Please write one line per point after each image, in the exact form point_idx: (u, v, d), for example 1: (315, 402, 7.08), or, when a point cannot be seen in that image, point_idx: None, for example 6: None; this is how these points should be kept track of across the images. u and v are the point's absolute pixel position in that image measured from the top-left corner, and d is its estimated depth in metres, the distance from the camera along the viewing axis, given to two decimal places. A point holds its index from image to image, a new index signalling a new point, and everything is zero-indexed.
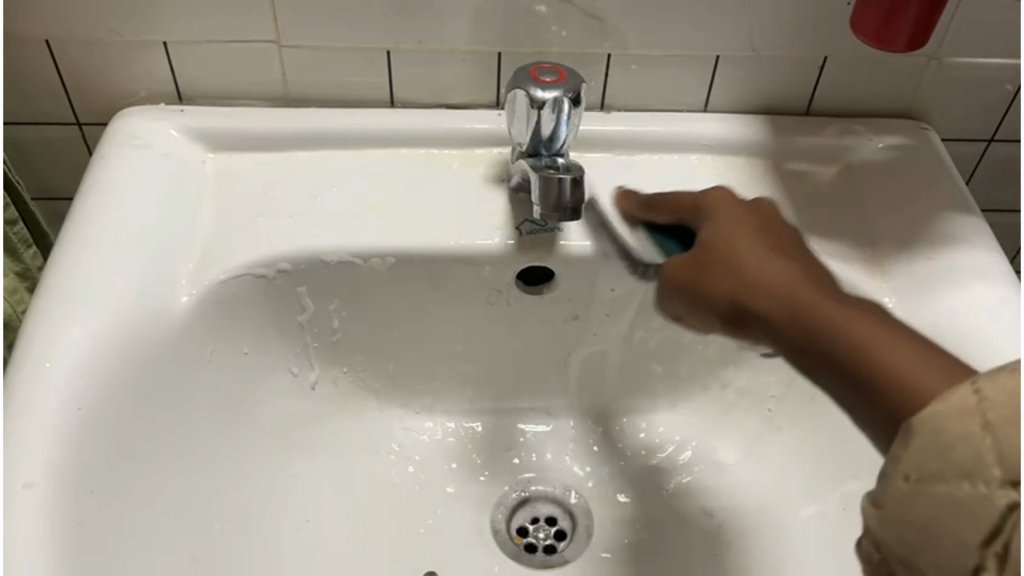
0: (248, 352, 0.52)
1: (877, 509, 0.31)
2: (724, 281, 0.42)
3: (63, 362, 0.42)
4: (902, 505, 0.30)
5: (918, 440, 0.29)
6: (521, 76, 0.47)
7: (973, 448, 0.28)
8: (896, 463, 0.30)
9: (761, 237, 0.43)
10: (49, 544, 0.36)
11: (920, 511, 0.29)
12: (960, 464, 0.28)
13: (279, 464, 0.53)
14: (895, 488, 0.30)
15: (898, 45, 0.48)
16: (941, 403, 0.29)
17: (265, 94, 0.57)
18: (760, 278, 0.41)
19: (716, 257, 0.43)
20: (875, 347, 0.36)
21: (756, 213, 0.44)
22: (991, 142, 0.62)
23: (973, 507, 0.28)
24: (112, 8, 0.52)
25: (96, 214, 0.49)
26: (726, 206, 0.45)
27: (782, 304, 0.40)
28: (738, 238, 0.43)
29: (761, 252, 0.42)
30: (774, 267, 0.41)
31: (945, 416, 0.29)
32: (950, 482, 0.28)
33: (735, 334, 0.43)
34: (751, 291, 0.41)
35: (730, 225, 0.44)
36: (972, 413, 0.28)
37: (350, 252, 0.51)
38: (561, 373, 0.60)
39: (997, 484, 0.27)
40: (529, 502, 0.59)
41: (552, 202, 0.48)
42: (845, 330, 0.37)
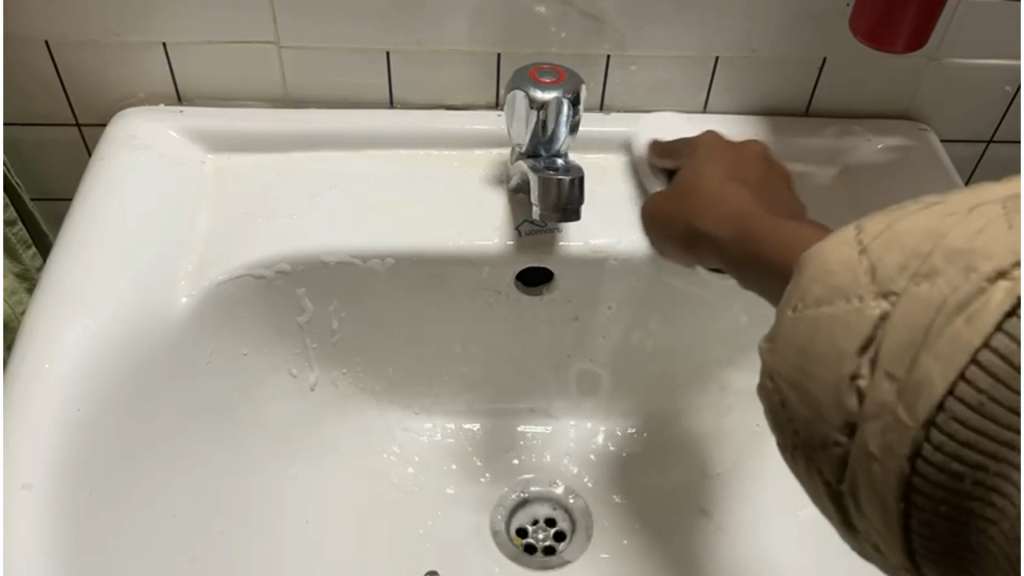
0: (248, 352, 0.52)
1: (772, 345, 0.28)
2: (678, 202, 0.43)
3: (61, 363, 0.42)
4: (791, 333, 0.27)
5: (807, 275, 0.27)
6: (520, 76, 0.48)
7: (850, 271, 0.26)
8: (789, 297, 0.28)
9: (731, 169, 0.45)
10: (52, 542, 0.36)
11: (806, 334, 0.27)
12: (838, 283, 0.26)
13: (279, 466, 0.53)
14: (785, 323, 0.28)
15: (897, 45, 0.48)
16: (826, 245, 0.28)
17: (264, 95, 0.57)
18: (716, 198, 0.41)
19: (686, 182, 0.44)
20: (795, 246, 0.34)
21: (739, 155, 0.46)
22: (991, 142, 0.62)
23: (850, 318, 0.25)
24: (110, 11, 0.52)
25: (95, 213, 0.49)
26: (709, 147, 0.47)
27: (725, 220, 0.39)
28: (711, 168, 0.45)
29: (725, 179, 0.43)
30: (735, 193, 0.41)
31: (830, 252, 0.27)
32: (831, 302, 0.26)
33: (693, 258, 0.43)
34: (701, 209, 0.41)
35: (704, 155, 0.47)
36: (853, 242, 0.27)
37: (350, 252, 0.51)
38: (561, 373, 0.60)
39: (870, 295, 0.25)
40: (528, 504, 0.59)
41: (552, 203, 0.48)
42: (779, 233, 0.36)
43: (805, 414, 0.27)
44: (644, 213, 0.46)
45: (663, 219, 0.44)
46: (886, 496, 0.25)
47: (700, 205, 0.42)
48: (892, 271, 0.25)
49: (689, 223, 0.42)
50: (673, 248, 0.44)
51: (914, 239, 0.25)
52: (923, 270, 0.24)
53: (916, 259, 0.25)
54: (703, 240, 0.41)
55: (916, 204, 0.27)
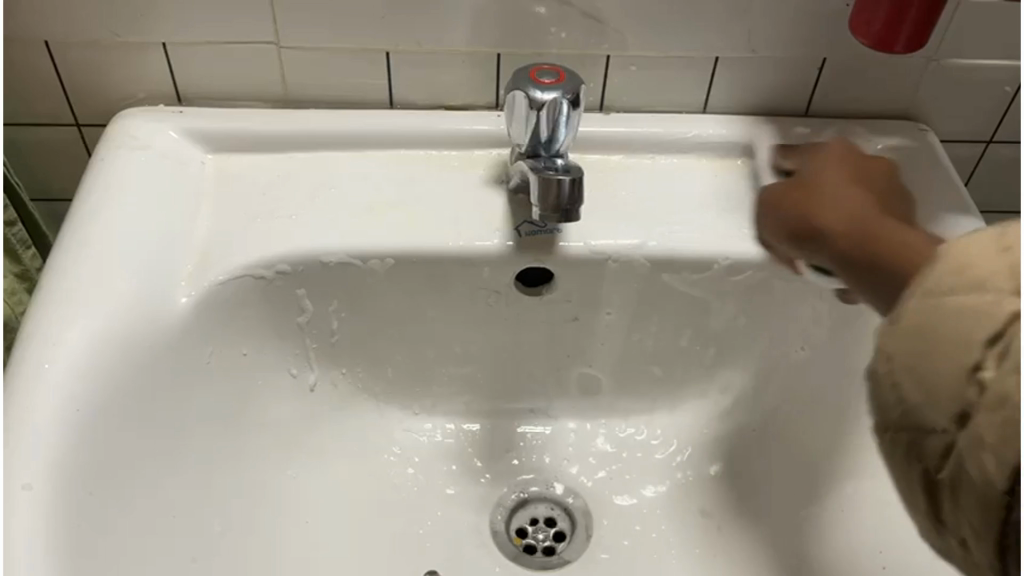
0: (248, 353, 0.52)
1: (892, 324, 0.29)
2: (801, 203, 0.48)
3: (61, 364, 0.42)
4: (916, 316, 0.28)
5: (943, 261, 0.28)
6: (520, 76, 0.48)
7: (993, 265, 0.26)
8: (919, 283, 0.28)
9: (855, 182, 0.48)
10: (52, 542, 0.36)
11: (931, 319, 0.27)
12: (976, 274, 0.26)
13: (279, 466, 0.53)
14: (912, 305, 0.28)
15: (898, 45, 0.48)
16: (968, 236, 0.28)
17: (263, 95, 0.57)
18: (835, 205, 0.46)
19: (818, 185, 0.48)
20: (918, 256, 0.39)
21: (869, 167, 0.50)
22: (991, 143, 0.62)
23: (984, 310, 0.26)
24: (112, 11, 0.52)
25: (96, 214, 0.49)
26: (862, 163, 0.50)
27: (842, 222, 0.44)
28: (838, 179, 0.48)
29: (844, 187, 0.47)
30: (854, 198, 0.46)
31: (971, 243, 0.27)
32: (965, 291, 0.26)
33: (802, 253, 0.48)
34: (819, 215, 0.46)
35: (830, 163, 0.50)
36: (995, 240, 0.27)
37: (349, 253, 0.51)
38: (562, 374, 0.60)
39: (1008, 292, 0.25)
40: (528, 504, 0.59)
41: (552, 204, 0.48)
42: (913, 250, 0.39)
43: (917, 398, 0.28)
44: (763, 206, 0.52)
45: (790, 216, 0.49)
46: (995, 495, 0.25)
47: (814, 212, 0.46)
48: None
49: (807, 226, 0.47)
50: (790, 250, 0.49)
51: None
52: None
53: None
54: (820, 244, 0.45)
55: None
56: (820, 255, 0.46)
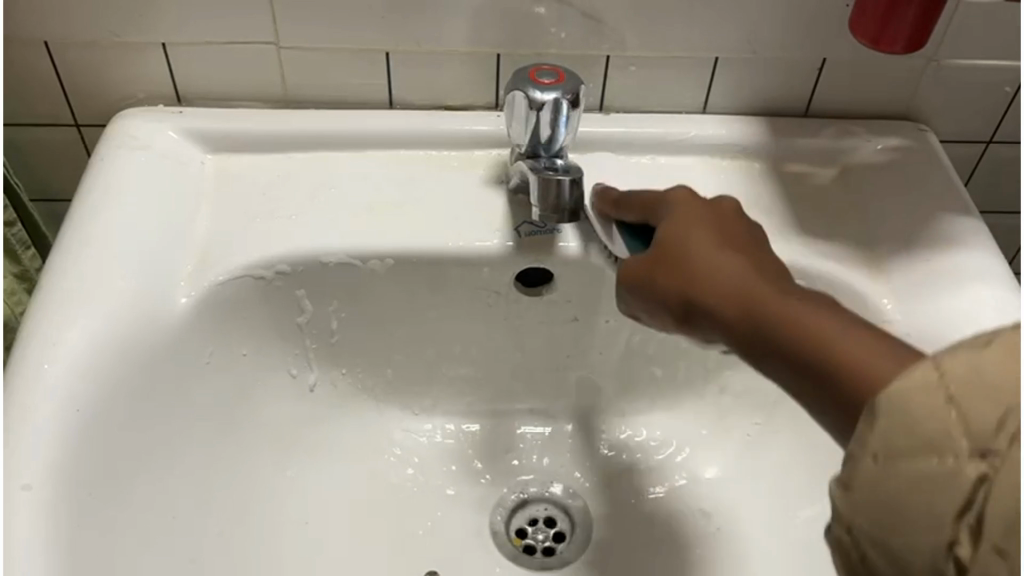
0: (247, 353, 0.52)
1: (847, 491, 0.28)
2: (675, 278, 0.40)
3: (61, 364, 0.42)
4: (873, 487, 0.27)
5: (883, 421, 0.27)
6: (520, 77, 0.48)
7: (940, 422, 0.26)
8: (863, 442, 0.28)
9: (721, 235, 0.40)
10: (51, 542, 0.36)
11: (894, 491, 0.27)
12: (929, 435, 0.26)
13: (279, 466, 0.53)
14: (862, 469, 0.28)
15: (898, 46, 0.48)
16: (906, 380, 0.27)
17: (262, 95, 0.57)
18: (720, 276, 0.38)
19: (680, 257, 0.40)
20: (829, 337, 0.33)
21: (716, 213, 0.42)
22: (991, 143, 0.63)
23: (944, 480, 0.26)
24: (111, 11, 0.52)
25: (95, 215, 0.49)
26: (687, 208, 0.43)
27: (736, 302, 0.37)
28: (699, 234, 0.40)
29: (713, 246, 0.40)
30: (728, 265, 0.38)
31: (909, 393, 0.27)
32: (920, 457, 0.26)
33: (697, 332, 0.40)
34: (705, 288, 0.38)
35: (681, 217, 0.42)
36: (936, 387, 0.26)
37: (349, 253, 0.51)
38: (562, 374, 0.60)
39: (966, 455, 0.25)
40: (526, 505, 0.59)
41: (552, 204, 0.48)
42: (809, 328, 0.34)
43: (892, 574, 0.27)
44: (638, 283, 0.42)
45: (664, 294, 0.41)
46: None
47: (704, 286, 0.38)
48: (989, 430, 0.25)
49: (689, 300, 0.39)
50: (671, 324, 0.42)
51: (1005, 387, 0.25)
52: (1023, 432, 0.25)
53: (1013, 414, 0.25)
54: (718, 328, 0.38)
55: (982, 337, 0.27)
56: (714, 334, 0.39)
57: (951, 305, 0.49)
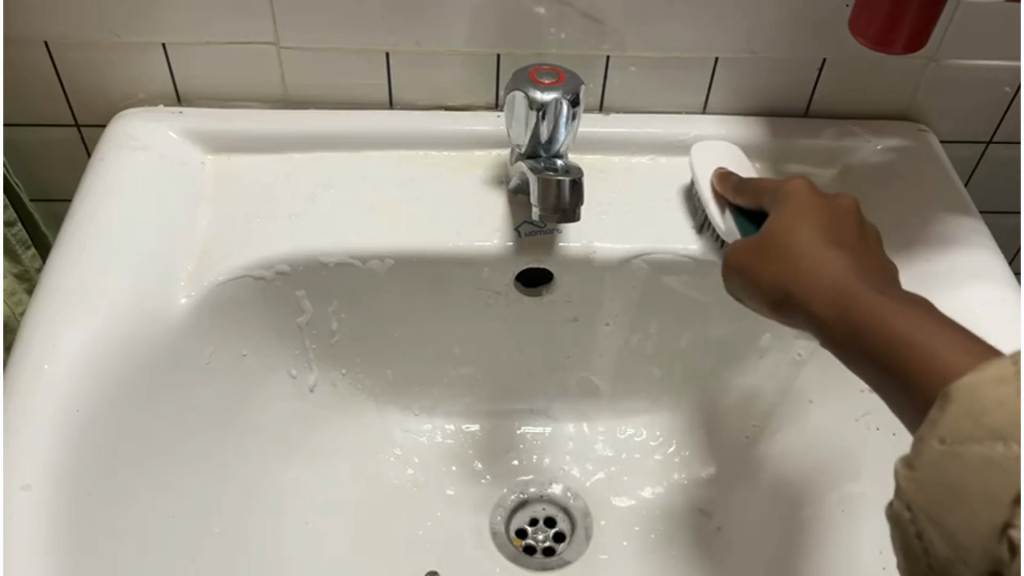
0: (247, 353, 0.52)
1: (908, 469, 0.29)
2: (773, 266, 0.41)
3: (60, 363, 0.42)
4: (934, 467, 0.28)
5: (951, 408, 0.28)
6: (520, 77, 0.48)
7: (1008, 412, 0.27)
8: (929, 426, 0.29)
9: (826, 228, 0.41)
10: (50, 542, 0.36)
11: (953, 475, 0.28)
12: (995, 425, 0.27)
13: (278, 467, 0.53)
14: (927, 451, 0.28)
15: (897, 46, 0.48)
16: (981, 372, 0.28)
17: (262, 95, 0.57)
18: (817, 269, 0.39)
19: (777, 249, 0.41)
20: (922, 338, 0.33)
21: (830, 209, 0.42)
22: (991, 143, 0.63)
23: (1006, 468, 0.26)
24: (111, 11, 0.52)
25: (96, 215, 0.49)
26: (796, 199, 0.43)
27: (830, 292, 0.38)
28: (802, 225, 0.41)
29: (824, 241, 0.40)
30: (833, 260, 0.39)
31: (979, 383, 0.28)
32: (983, 444, 0.27)
33: (783, 320, 0.41)
34: (802, 279, 0.39)
35: (790, 211, 0.43)
36: (1012, 379, 0.27)
37: (349, 253, 0.51)
38: (562, 374, 0.60)
39: None
40: (527, 505, 0.59)
41: (551, 205, 0.48)
42: (902, 328, 0.34)
43: (946, 549, 0.29)
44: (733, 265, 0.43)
45: (755, 278, 0.42)
46: None
47: (800, 274, 0.39)
48: None
49: (785, 289, 0.40)
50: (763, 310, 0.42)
51: None
52: None
53: None
54: (809, 319, 0.39)
55: None
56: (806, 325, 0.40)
57: (951, 301, 0.49)
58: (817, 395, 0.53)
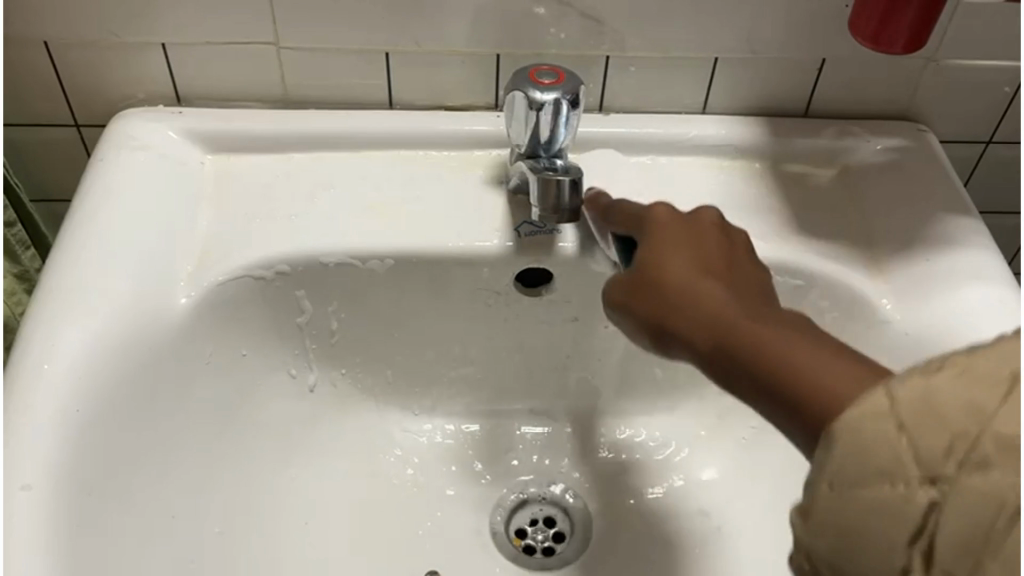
0: (247, 353, 0.52)
1: (806, 518, 0.28)
2: (651, 303, 0.39)
3: (60, 363, 0.42)
4: (832, 514, 0.27)
5: (839, 449, 0.27)
6: (520, 78, 0.48)
7: (891, 450, 0.26)
8: (819, 470, 0.28)
9: (699, 254, 0.39)
10: (51, 542, 0.36)
11: (851, 520, 0.27)
12: (878, 465, 0.26)
13: (279, 467, 0.53)
14: (820, 497, 0.28)
15: (897, 46, 0.48)
16: (857, 408, 0.27)
17: (263, 95, 0.57)
18: (695, 304, 0.37)
19: (657, 281, 0.39)
20: (803, 368, 0.32)
21: (697, 233, 0.41)
22: (990, 143, 0.63)
23: (895, 508, 0.26)
24: (111, 11, 0.52)
25: (95, 215, 0.49)
26: (661, 227, 0.42)
27: (704, 327, 0.36)
28: (674, 251, 0.40)
29: (695, 272, 0.38)
30: (710, 291, 0.37)
31: (860, 420, 0.27)
32: (873, 486, 0.26)
33: (666, 356, 0.40)
34: (682, 316, 0.37)
35: (661, 239, 0.41)
36: (887, 414, 0.26)
37: (349, 253, 0.51)
38: (561, 374, 0.60)
39: (916, 482, 0.25)
40: (526, 505, 0.59)
41: (552, 205, 0.48)
42: (782, 357, 0.33)
43: None
44: (612, 303, 0.41)
45: (634, 314, 0.40)
46: None
47: (674, 310, 0.38)
48: (937, 456, 0.25)
49: (667, 326, 0.38)
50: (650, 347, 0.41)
51: (957, 415, 0.25)
52: (975, 458, 0.24)
53: (962, 440, 0.25)
54: (693, 356, 0.37)
55: (936, 360, 0.27)
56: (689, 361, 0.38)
57: (949, 302, 0.49)
58: None
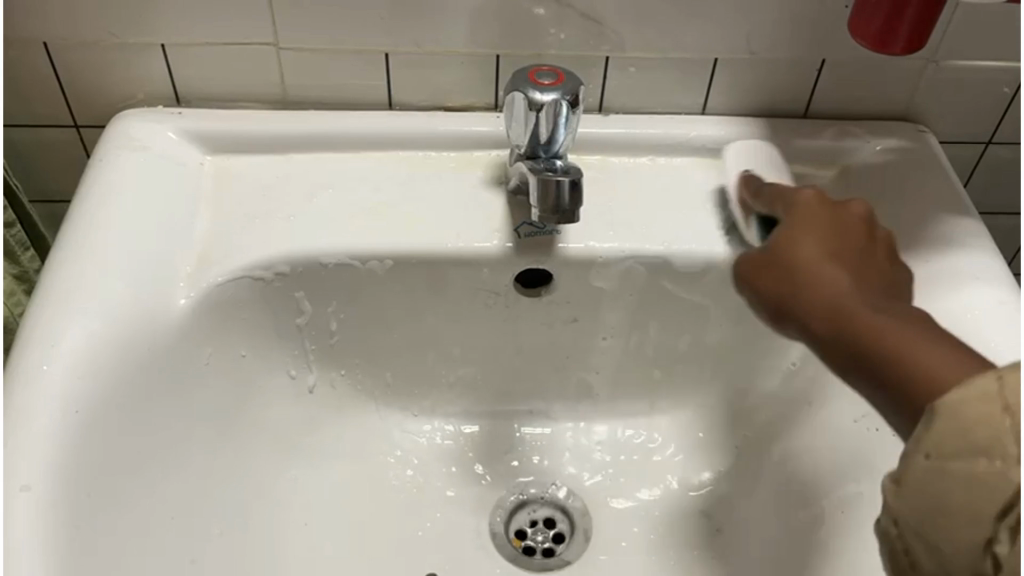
0: (246, 354, 0.52)
1: (897, 486, 0.29)
2: (775, 281, 0.38)
3: (59, 364, 0.42)
4: (920, 484, 0.28)
5: (939, 423, 0.28)
6: (519, 80, 0.48)
7: (991, 428, 0.26)
8: (917, 441, 0.28)
9: (831, 240, 0.38)
10: (51, 542, 0.36)
11: (937, 491, 0.27)
12: (977, 442, 0.26)
13: (278, 468, 0.53)
14: (914, 467, 0.28)
15: (896, 46, 0.48)
16: (965, 387, 0.28)
17: (263, 95, 0.57)
18: (827, 289, 0.35)
19: (779, 263, 0.38)
20: (964, 397, 0.30)
21: (839, 219, 0.39)
22: (990, 144, 0.63)
23: (988, 484, 0.26)
24: (112, 13, 0.52)
25: (95, 216, 0.49)
26: (801, 210, 0.40)
27: (835, 322, 0.35)
28: (800, 232, 0.38)
29: (829, 257, 0.37)
30: (849, 283, 0.35)
31: (966, 398, 0.27)
32: (966, 460, 0.26)
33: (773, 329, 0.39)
34: (809, 299, 0.36)
35: (797, 221, 0.39)
36: (994, 396, 0.27)
37: (349, 254, 0.51)
38: (561, 375, 0.60)
39: (1013, 462, 0.26)
40: (525, 505, 0.59)
41: (550, 206, 0.48)
42: (934, 369, 0.31)
43: (932, 566, 0.28)
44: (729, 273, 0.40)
45: (749, 289, 0.39)
46: None
47: (801, 289, 0.36)
48: None
49: (787, 306, 0.37)
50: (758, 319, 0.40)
51: None
52: None
53: None
54: (811, 339, 0.36)
55: None
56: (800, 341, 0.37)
57: (951, 301, 0.49)
58: (817, 396, 0.53)
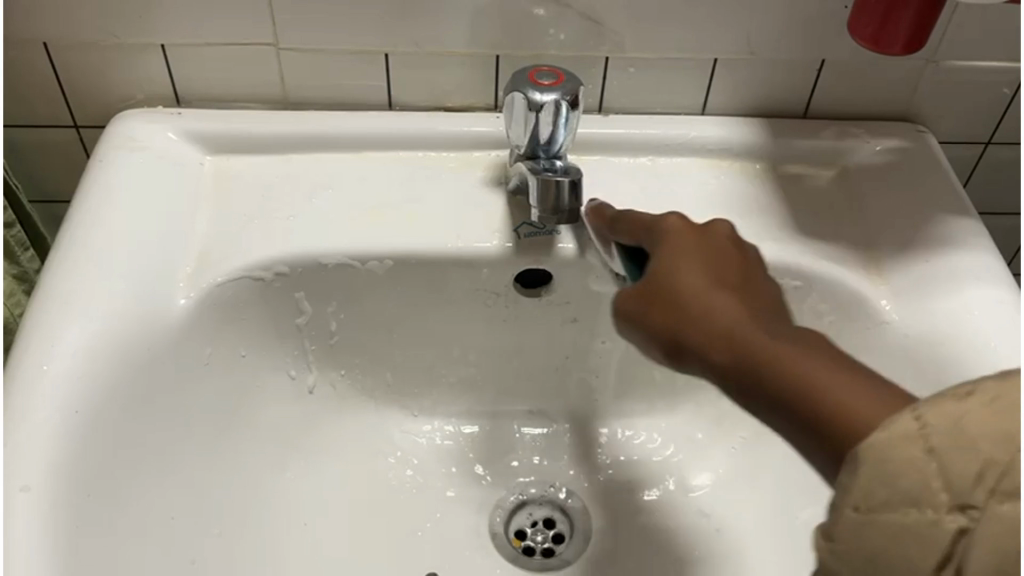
0: (246, 354, 0.52)
1: (829, 541, 0.28)
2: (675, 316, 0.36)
3: (60, 365, 0.42)
4: (853, 536, 0.27)
5: (863, 471, 0.27)
6: (519, 80, 0.48)
7: (918, 476, 0.25)
8: (843, 493, 0.27)
9: (710, 266, 0.37)
10: (51, 542, 0.36)
11: (872, 542, 0.26)
12: (909, 490, 0.25)
13: (278, 468, 0.53)
14: (844, 519, 0.27)
15: (896, 46, 0.48)
16: (884, 431, 0.27)
17: (264, 95, 0.57)
18: (714, 314, 0.35)
19: (666, 290, 0.37)
20: (832, 392, 0.30)
21: (711, 244, 0.39)
22: (989, 144, 0.63)
23: (923, 534, 0.25)
24: (112, 13, 0.52)
25: (94, 216, 0.49)
26: (672, 237, 0.40)
27: (725, 344, 0.34)
28: (683, 263, 0.38)
29: (705, 283, 0.36)
30: (716, 303, 0.35)
31: (889, 444, 0.26)
32: (900, 510, 0.26)
33: (669, 366, 0.38)
34: (699, 326, 0.35)
35: (672, 251, 0.39)
36: (914, 438, 0.26)
37: (349, 255, 0.51)
38: (561, 375, 0.60)
39: (945, 508, 0.25)
40: (525, 506, 0.59)
41: (551, 207, 0.48)
42: (806, 374, 0.31)
43: None
44: (617, 311, 0.39)
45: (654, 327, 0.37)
46: None
47: (695, 319, 0.35)
48: (969, 482, 0.24)
49: (685, 340, 0.36)
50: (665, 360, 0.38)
51: (988, 443, 0.25)
52: (1008, 488, 0.24)
53: (994, 472, 0.24)
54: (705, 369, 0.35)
55: (960, 389, 0.26)
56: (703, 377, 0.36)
57: (949, 302, 0.49)
58: None
